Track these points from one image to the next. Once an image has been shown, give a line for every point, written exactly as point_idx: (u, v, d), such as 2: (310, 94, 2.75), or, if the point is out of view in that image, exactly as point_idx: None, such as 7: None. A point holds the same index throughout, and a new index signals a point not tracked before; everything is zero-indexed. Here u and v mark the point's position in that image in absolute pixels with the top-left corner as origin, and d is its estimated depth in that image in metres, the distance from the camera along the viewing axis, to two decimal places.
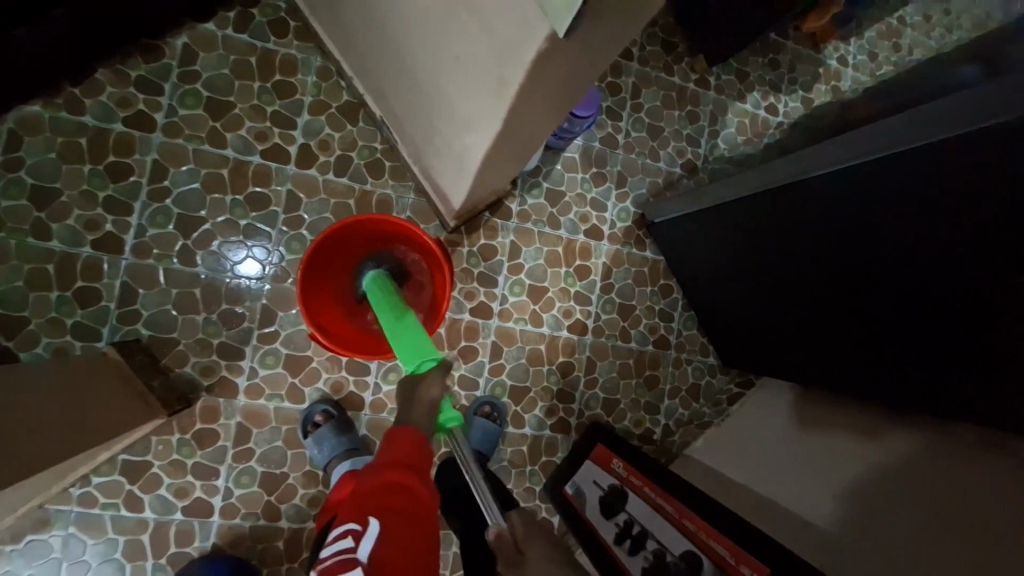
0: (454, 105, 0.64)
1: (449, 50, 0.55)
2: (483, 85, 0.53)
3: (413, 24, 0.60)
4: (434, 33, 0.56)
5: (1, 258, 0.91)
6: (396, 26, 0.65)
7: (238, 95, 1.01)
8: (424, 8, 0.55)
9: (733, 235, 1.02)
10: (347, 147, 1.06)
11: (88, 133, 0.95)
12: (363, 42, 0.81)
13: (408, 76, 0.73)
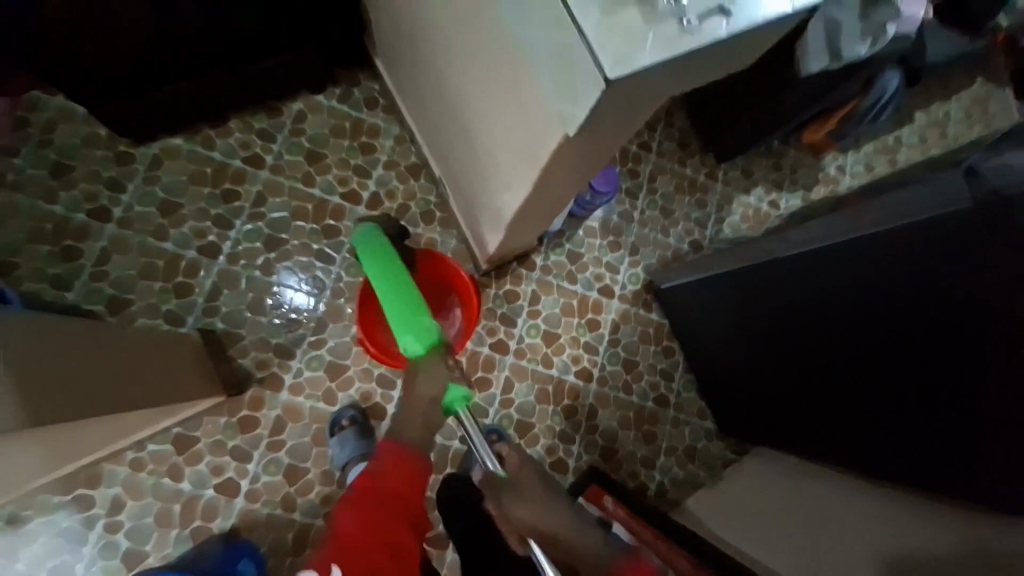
0: (499, 172, 0.84)
1: (500, 136, 0.77)
2: (521, 161, 0.74)
3: (477, 116, 0.83)
4: (489, 124, 0.78)
5: (125, 250, 1.14)
6: (464, 114, 0.88)
7: (331, 148, 1.27)
8: (486, 107, 0.77)
9: (727, 303, 1.16)
10: (408, 198, 1.29)
11: (213, 164, 1.21)
12: (437, 121, 1.06)
13: (467, 150, 0.96)
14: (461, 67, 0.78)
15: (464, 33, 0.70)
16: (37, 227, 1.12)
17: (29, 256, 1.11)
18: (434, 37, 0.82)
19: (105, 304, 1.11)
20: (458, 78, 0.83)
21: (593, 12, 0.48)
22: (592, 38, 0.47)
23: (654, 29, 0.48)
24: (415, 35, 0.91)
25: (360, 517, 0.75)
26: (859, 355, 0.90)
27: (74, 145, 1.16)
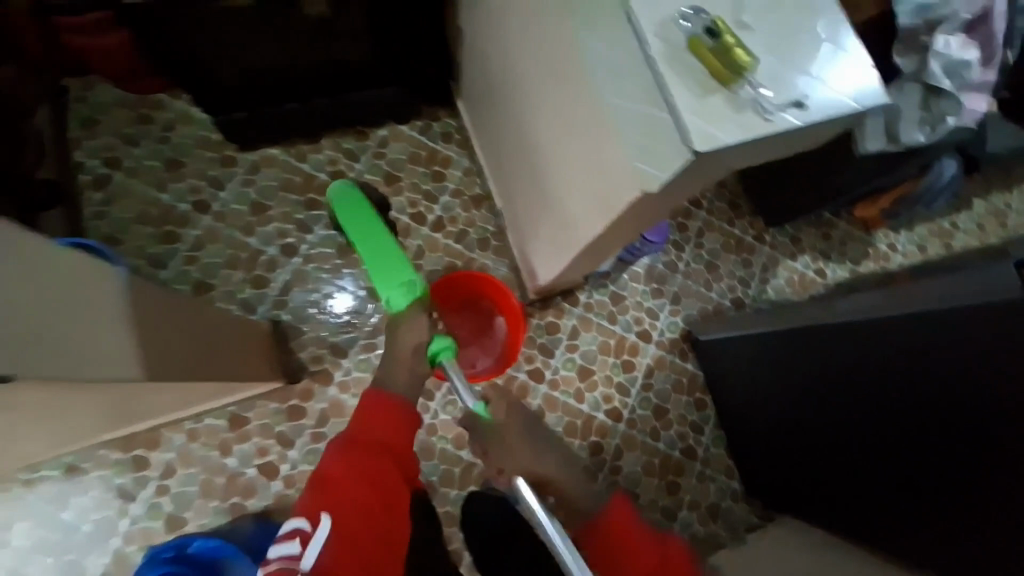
0: (560, 220, 0.92)
1: (563, 190, 0.84)
2: (582, 216, 0.80)
3: (544, 169, 0.91)
4: (559, 173, 0.84)
5: (217, 239, 1.27)
6: (535, 158, 0.94)
7: (406, 173, 1.40)
8: (552, 165, 0.85)
9: (768, 362, 1.17)
10: (468, 224, 1.40)
11: (301, 175, 1.34)
12: (508, 160, 1.15)
13: (533, 191, 1.04)
14: (539, 118, 0.84)
15: (548, 92, 0.76)
16: (145, 211, 1.26)
17: (135, 235, 1.25)
18: (519, 87, 0.89)
19: (191, 286, 1.23)
20: (530, 134, 0.92)
21: (684, 95, 0.56)
22: (682, 117, 0.55)
23: (735, 114, 0.56)
24: (501, 86, 1.00)
25: (346, 461, 0.79)
26: (896, 433, 0.90)
27: (188, 144, 1.31)
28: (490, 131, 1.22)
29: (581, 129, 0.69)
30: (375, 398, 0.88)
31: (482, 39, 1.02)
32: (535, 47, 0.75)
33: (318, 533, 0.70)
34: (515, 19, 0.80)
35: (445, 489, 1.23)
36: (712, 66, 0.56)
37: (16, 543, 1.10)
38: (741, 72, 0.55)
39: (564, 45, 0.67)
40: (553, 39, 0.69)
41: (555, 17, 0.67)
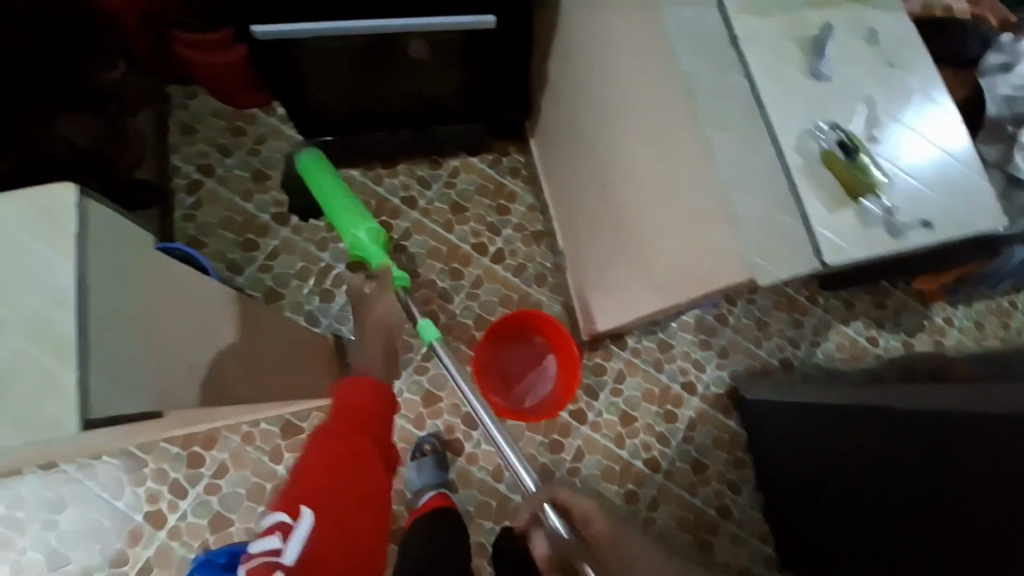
0: (640, 278, 0.92)
1: (650, 253, 0.84)
2: (669, 282, 0.81)
3: (631, 226, 0.90)
4: (650, 241, 0.84)
5: (290, 251, 1.33)
6: (622, 218, 0.95)
7: (473, 203, 1.46)
8: (643, 225, 0.85)
9: (811, 434, 1.15)
10: (527, 259, 1.44)
11: (377, 198, 1.42)
12: (585, 208, 1.17)
13: (608, 243, 1.07)
14: (637, 185, 0.84)
15: (653, 167, 0.76)
16: (228, 218, 1.33)
17: (217, 239, 1.31)
18: (616, 150, 0.90)
19: (262, 293, 1.29)
20: (621, 188, 0.91)
21: (816, 208, 0.55)
22: (817, 232, 0.54)
23: (867, 232, 0.55)
24: (594, 142, 1.01)
25: (326, 443, 0.80)
26: (932, 527, 0.89)
27: (275, 158, 1.38)
28: (565, 177, 1.28)
29: (687, 214, 0.69)
30: (347, 387, 0.90)
31: (579, 95, 1.04)
32: (644, 123, 0.76)
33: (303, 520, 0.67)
34: (625, 89, 0.80)
35: (480, 520, 1.25)
36: (844, 179, 0.55)
37: (73, 523, 1.16)
38: (875, 189, 0.54)
39: (680, 132, 0.66)
40: (667, 121, 0.69)
41: (672, 104, 0.67)
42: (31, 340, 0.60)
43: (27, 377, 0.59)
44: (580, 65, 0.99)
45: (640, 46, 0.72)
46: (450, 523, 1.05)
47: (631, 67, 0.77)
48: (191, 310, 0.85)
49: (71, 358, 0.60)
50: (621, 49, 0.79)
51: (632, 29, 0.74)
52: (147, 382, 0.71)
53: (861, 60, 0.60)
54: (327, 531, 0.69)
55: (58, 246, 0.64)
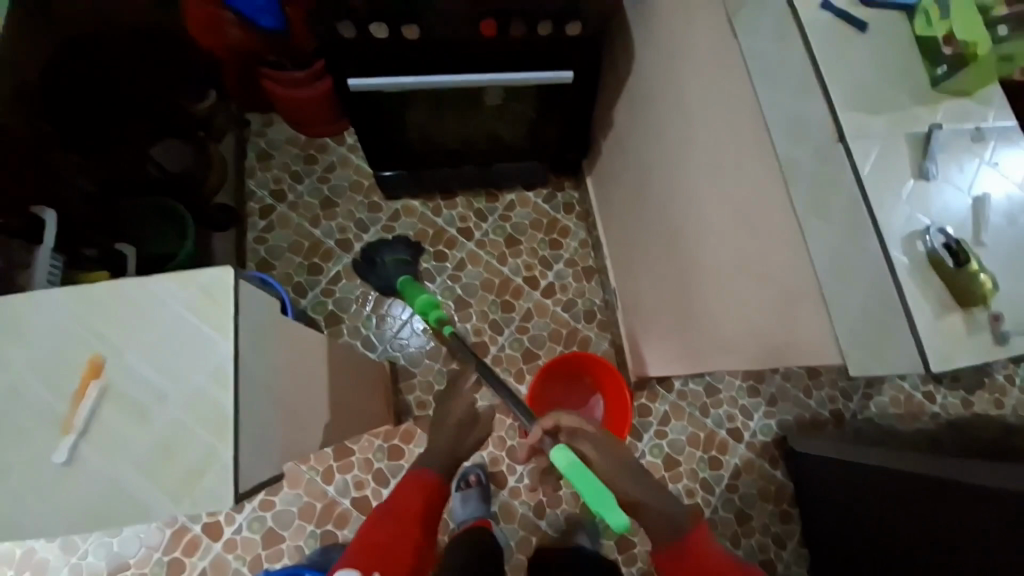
0: (714, 334, 0.93)
1: (733, 316, 0.85)
2: (752, 346, 0.82)
3: (709, 284, 0.91)
4: (731, 303, 0.85)
5: (351, 276, 1.38)
6: (691, 274, 0.98)
7: (527, 237, 1.49)
8: (724, 286, 0.86)
9: (858, 497, 1.12)
10: (577, 295, 1.46)
11: (435, 228, 1.46)
12: (647, 256, 1.19)
13: (672, 293, 1.08)
14: (717, 248, 0.86)
15: (736, 238, 0.78)
16: (297, 242, 1.40)
17: (285, 263, 1.38)
18: (693, 209, 0.92)
19: (323, 315, 1.35)
20: (698, 246, 0.92)
21: (923, 312, 0.54)
22: (922, 339, 0.53)
23: (972, 341, 0.54)
24: (664, 198, 1.04)
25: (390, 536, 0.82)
26: None
27: (343, 187, 1.45)
28: (624, 220, 1.30)
29: (776, 290, 0.71)
30: (414, 480, 0.91)
31: (654, 149, 1.06)
32: (733, 194, 0.78)
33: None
34: (712, 158, 0.83)
35: (520, 556, 1.26)
36: (957, 288, 0.53)
37: (138, 528, 1.22)
38: (987, 299, 0.52)
39: (773, 213, 0.69)
40: (760, 198, 0.71)
41: (769, 185, 0.69)
42: (190, 414, 0.58)
43: (191, 455, 0.57)
44: (658, 124, 1.01)
45: (736, 123, 0.75)
46: (492, 554, 1.05)
47: (722, 139, 0.79)
48: (307, 360, 0.81)
49: (230, 438, 0.58)
50: (711, 119, 0.81)
51: (727, 104, 0.77)
52: (279, 443, 0.69)
53: (971, 155, 0.58)
54: None
55: (217, 327, 0.60)
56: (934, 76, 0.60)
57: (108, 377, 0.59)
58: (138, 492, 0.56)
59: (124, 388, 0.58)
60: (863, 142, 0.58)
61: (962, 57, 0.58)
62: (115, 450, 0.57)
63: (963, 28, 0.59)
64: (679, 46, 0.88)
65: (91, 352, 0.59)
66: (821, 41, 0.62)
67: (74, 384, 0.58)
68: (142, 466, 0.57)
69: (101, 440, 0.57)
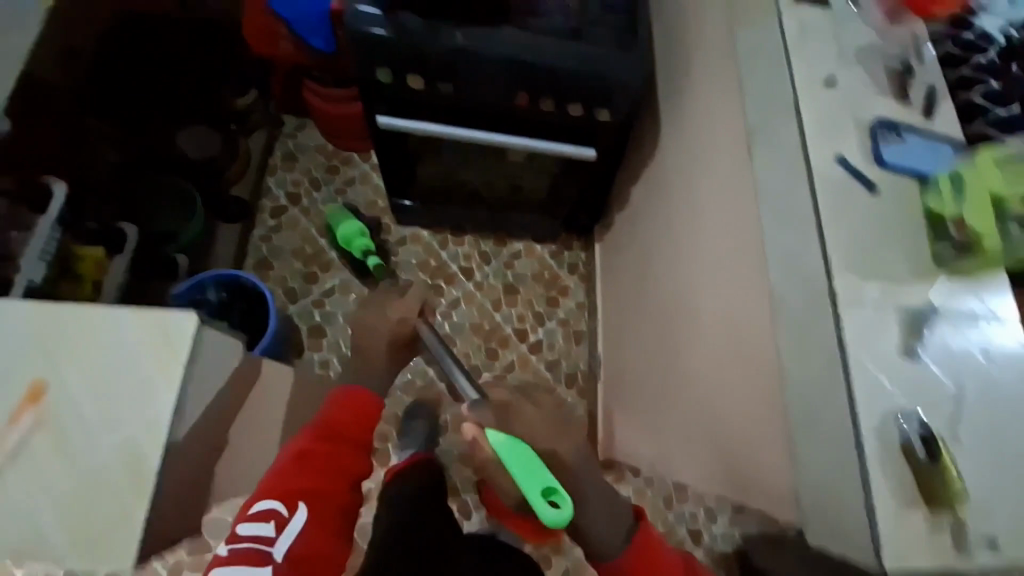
0: (688, 431, 0.92)
1: (706, 420, 0.84)
2: (721, 456, 0.81)
3: (687, 381, 0.91)
4: (706, 408, 0.84)
5: (343, 291, 1.38)
6: (675, 374, 0.97)
7: (526, 288, 1.49)
8: (701, 388, 0.85)
9: None
10: (563, 357, 1.45)
11: (438, 261, 1.47)
12: (638, 338, 1.18)
13: (654, 379, 1.07)
14: (704, 360, 0.85)
15: (723, 350, 0.78)
16: (299, 247, 1.40)
17: (283, 266, 1.38)
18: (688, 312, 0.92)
19: (307, 326, 1.34)
20: (686, 341, 0.92)
21: (884, 500, 0.52)
22: (880, 533, 0.51)
23: (933, 541, 0.51)
24: (665, 287, 1.04)
25: (321, 446, 0.84)
26: None
27: (358, 203, 1.47)
28: (623, 295, 1.30)
29: (749, 416, 0.70)
30: (332, 410, 0.90)
31: (664, 238, 1.06)
32: (731, 311, 0.76)
33: (297, 518, 0.74)
34: (712, 268, 0.83)
35: None
36: (924, 485, 0.52)
37: None
38: (949, 500, 0.51)
39: (761, 338, 0.67)
40: (749, 320, 0.70)
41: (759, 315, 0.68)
42: (117, 459, 0.59)
43: (103, 503, 0.57)
44: (671, 218, 1.02)
45: (738, 243, 0.74)
46: None
47: (723, 254, 0.79)
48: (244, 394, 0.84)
49: (149, 495, 0.58)
50: (719, 232, 0.81)
51: (732, 221, 0.77)
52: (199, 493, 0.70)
53: (963, 338, 0.57)
54: (310, 535, 0.74)
55: (168, 375, 0.62)
56: (939, 252, 0.59)
57: (46, 404, 0.59)
58: (41, 532, 0.56)
59: (61, 419, 0.59)
60: (853, 310, 0.57)
61: (967, 243, 0.58)
62: (32, 481, 0.57)
63: (973, 215, 0.58)
64: (701, 153, 0.89)
65: (37, 375, 0.60)
66: (828, 193, 0.62)
67: (9, 405, 0.58)
68: (54, 504, 0.57)
69: (18, 467, 0.57)
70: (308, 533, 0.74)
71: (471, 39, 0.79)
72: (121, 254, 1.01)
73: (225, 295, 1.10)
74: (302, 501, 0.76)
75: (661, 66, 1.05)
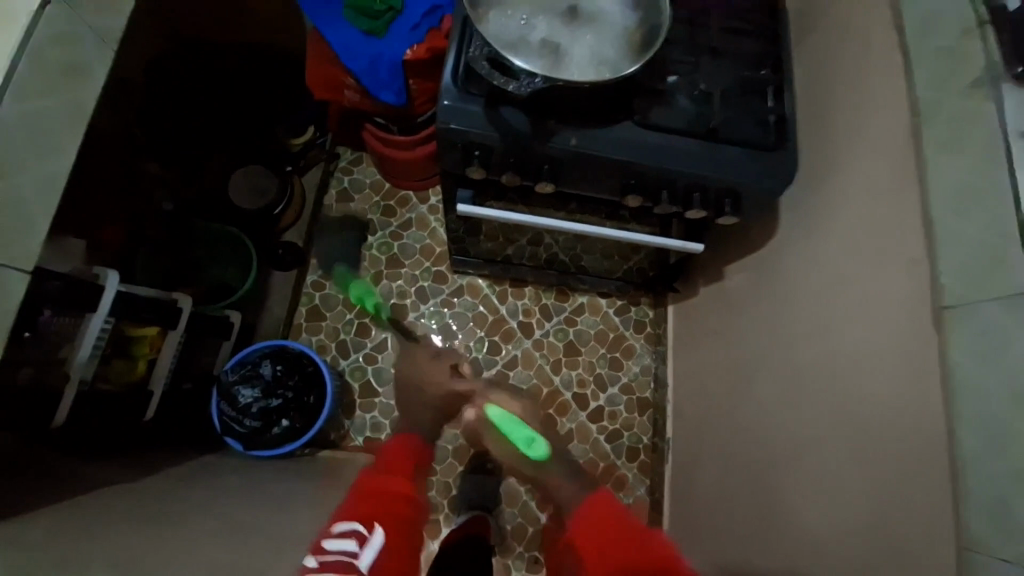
0: (785, 560, 0.83)
1: (821, 559, 0.76)
2: None
3: (794, 498, 0.83)
4: (821, 547, 0.76)
5: (397, 347, 1.30)
6: (781, 510, 0.86)
7: (588, 348, 1.38)
8: (821, 520, 0.77)
9: None
10: (625, 427, 1.34)
11: (496, 315, 1.36)
12: (724, 435, 1.07)
13: (742, 483, 0.98)
14: (832, 530, 0.74)
15: (864, 497, 0.70)
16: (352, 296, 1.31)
17: (334, 316, 1.30)
18: (810, 454, 0.81)
19: (358, 384, 1.27)
20: (800, 464, 0.83)
21: None
22: None
23: None
24: (772, 392, 0.93)
25: (379, 485, 0.79)
26: None
27: (413, 247, 1.36)
28: (706, 379, 1.17)
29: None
30: (387, 456, 0.85)
31: (774, 349, 0.94)
32: (879, 487, 0.68)
33: (376, 538, 0.70)
34: (865, 430, 0.72)
35: None
36: None
37: None
38: None
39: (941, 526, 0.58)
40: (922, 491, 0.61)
41: (942, 527, 0.58)
42: None
43: None
44: (794, 332, 0.89)
45: (910, 424, 0.64)
46: None
47: (887, 425, 0.68)
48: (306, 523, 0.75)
49: None
50: (876, 390, 0.70)
51: (903, 392, 0.66)
52: None
53: None
54: (386, 566, 0.70)
55: None
56: None
57: None
58: None
59: None
60: None
61: None
62: None
63: None
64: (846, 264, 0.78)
65: None
66: None
67: None
68: None
69: None
70: (384, 557, 0.70)
71: (584, 141, 0.70)
72: (174, 329, 0.96)
73: (279, 369, 1.06)
74: (379, 523, 0.72)
75: (801, 156, 0.91)
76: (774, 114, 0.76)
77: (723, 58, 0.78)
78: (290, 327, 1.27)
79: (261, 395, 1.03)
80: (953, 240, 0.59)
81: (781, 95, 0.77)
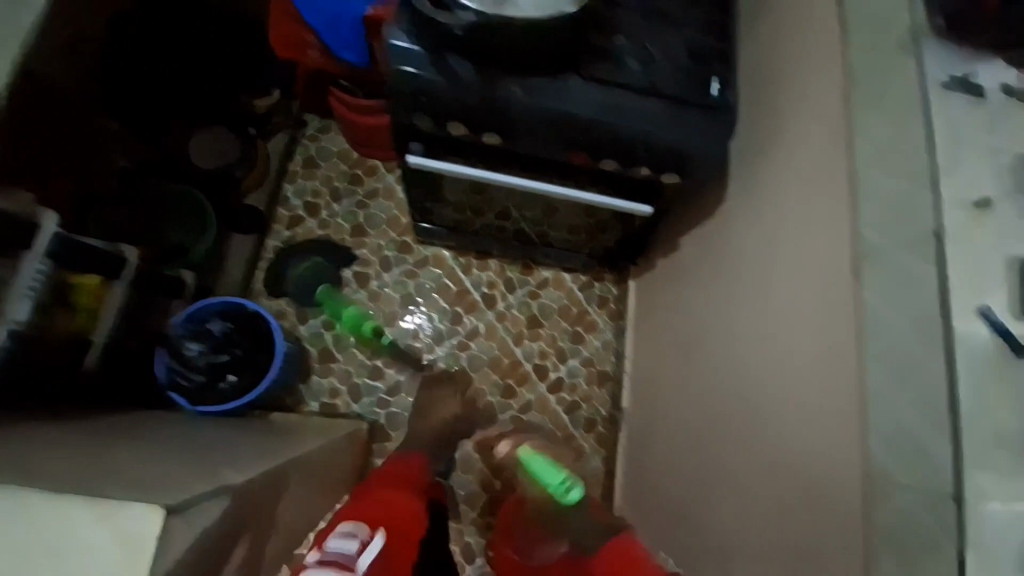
0: (718, 513, 0.86)
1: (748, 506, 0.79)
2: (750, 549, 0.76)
3: (729, 453, 0.86)
4: (747, 495, 0.79)
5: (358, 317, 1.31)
6: (719, 466, 0.89)
7: (551, 322, 1.39)
8: (747, 471, 0.80)
9: None
10: (583, 400, 1.36)
11: (460, 287, 1.37)
12: (674, 401, 1.09)
13: (688, 446, 1.00)
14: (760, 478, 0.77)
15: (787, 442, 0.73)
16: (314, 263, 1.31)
17: (293, 282, 1.28)
18: (745, 413, 0.83)
19: (318, 350, 1.27)
20: (737, 420, 0.85)
21: None
22: None
23: None
24: (718, 355, 0.95)
25: (377, 497, 0.87)
26: None
27: (378, 218, 1.35)
28: (661, 352, 1.20)
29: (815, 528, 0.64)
30: (387, 471, 0.99)
31: (721, 314, 0.97)
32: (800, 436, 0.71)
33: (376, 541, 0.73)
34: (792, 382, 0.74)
35: None
36: None
37: None
38: None
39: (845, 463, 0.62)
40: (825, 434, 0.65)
41: (844, 465, 0.61)
42: None
43: None
44: (738, 297, 0.92)
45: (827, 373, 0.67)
46: None
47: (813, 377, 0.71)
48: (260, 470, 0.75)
49: None
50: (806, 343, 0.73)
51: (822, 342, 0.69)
52: None
53: None
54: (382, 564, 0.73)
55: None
56: None
57: None
58: None
59: None
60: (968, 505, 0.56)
61: None
62: None
63: None
64: (783, 228, 0.81)
65: None
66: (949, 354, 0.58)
67: None
68: None
69: None
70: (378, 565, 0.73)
71: (531, 94, 0.72)
72: (119, 280, 0.95)
73: (230, 325, 1.06)
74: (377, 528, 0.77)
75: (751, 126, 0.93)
76: (718, 76, 0.78)
77: (673, 23, 0.80)
78: (248, 290, 1.26)
79: (208, 351, 1.03)
80: (874, 191, 0.62)
81: (725, 59, 0.80)
